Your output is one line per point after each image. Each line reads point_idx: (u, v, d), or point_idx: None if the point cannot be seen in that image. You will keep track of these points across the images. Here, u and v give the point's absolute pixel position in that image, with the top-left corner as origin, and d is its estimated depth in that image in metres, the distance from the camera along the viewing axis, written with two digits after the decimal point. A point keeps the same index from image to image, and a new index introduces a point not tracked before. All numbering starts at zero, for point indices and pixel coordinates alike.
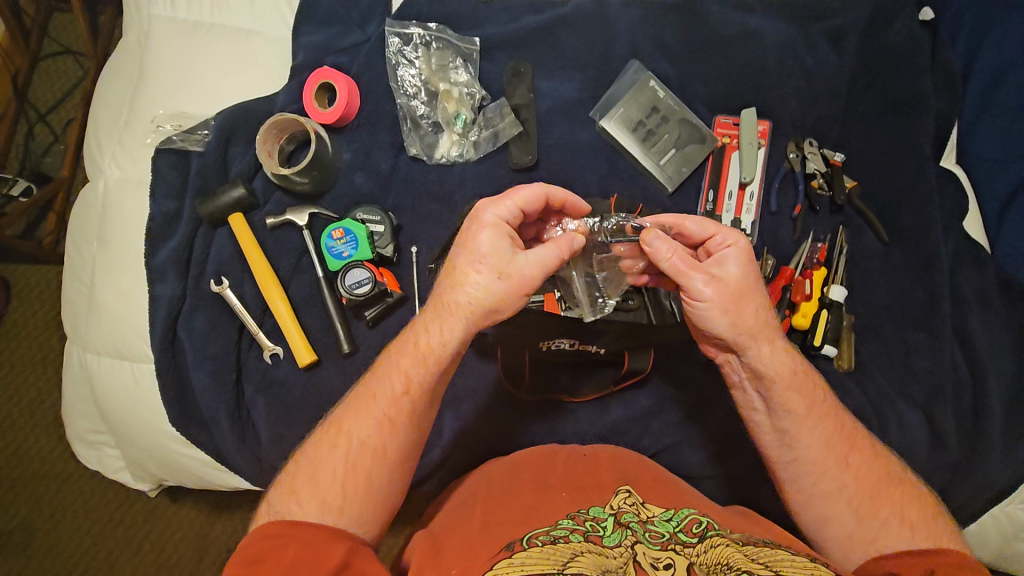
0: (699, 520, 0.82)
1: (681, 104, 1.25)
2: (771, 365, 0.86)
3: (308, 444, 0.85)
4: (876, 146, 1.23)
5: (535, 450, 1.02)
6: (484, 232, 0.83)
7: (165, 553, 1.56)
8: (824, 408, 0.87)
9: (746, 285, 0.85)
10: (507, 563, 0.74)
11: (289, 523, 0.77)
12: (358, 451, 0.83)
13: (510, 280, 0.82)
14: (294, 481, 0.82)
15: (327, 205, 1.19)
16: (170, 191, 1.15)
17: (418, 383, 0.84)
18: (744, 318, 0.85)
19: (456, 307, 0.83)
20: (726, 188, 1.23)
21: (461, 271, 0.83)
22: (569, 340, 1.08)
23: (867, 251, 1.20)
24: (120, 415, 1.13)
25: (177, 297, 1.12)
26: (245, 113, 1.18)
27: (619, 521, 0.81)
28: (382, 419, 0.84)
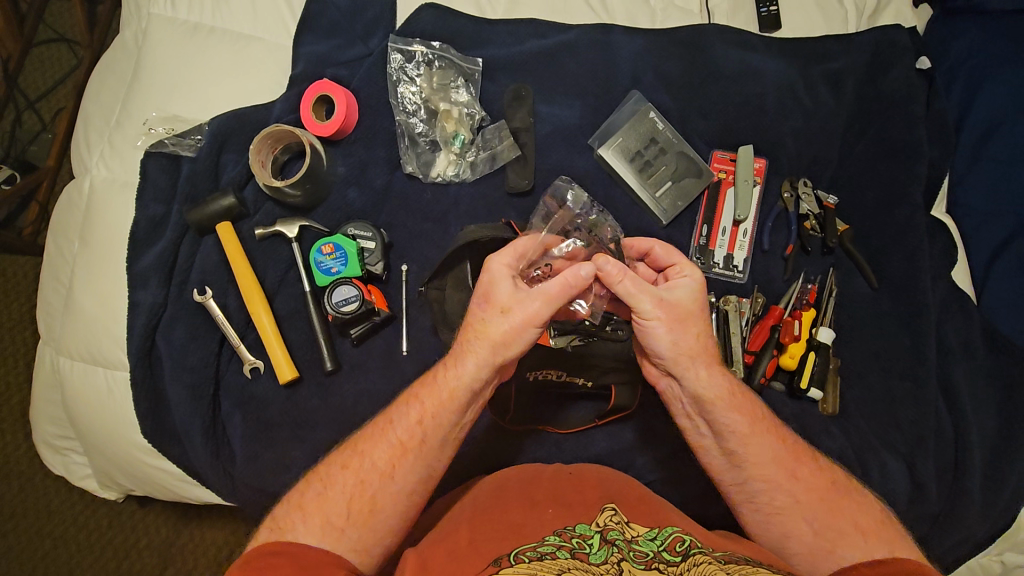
0: (683, 538, 0.80)
1: (679, 136, 1.26)
2: (709, 389, 0.87)
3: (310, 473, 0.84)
4: (870, 191, 1.24)
5: (525, 468, 0.99)
6: (492, 275, 0.85)
7: (127, 562, 1.51)
8: (765, 424, 0.88)
9: (690, 312, 0.86)
10: None
11: (287, 543, 0.76)
12: (371, 473, 0.81)
13: (517, 315, 0.82)
14: (303, 497, 0.82)
15: (318, 218, 1.17)
16: (159, 195, 1.14)
17: (435, 418, 0.83)
18: (688, 338, 0.86)
19: (470, 345, 0.83)
20: (720, 224, 1.24)
21: (476, 315, 0.84)
22: (557, 370, 1.08)
23: (856, 294, 1.20)
24: (89, 422, 1.10)
25: (159, 304, 1.10)
26: (241, 120, 1.16)
27: (605, 538, 0.79)
28: (397, 446, 0.82)
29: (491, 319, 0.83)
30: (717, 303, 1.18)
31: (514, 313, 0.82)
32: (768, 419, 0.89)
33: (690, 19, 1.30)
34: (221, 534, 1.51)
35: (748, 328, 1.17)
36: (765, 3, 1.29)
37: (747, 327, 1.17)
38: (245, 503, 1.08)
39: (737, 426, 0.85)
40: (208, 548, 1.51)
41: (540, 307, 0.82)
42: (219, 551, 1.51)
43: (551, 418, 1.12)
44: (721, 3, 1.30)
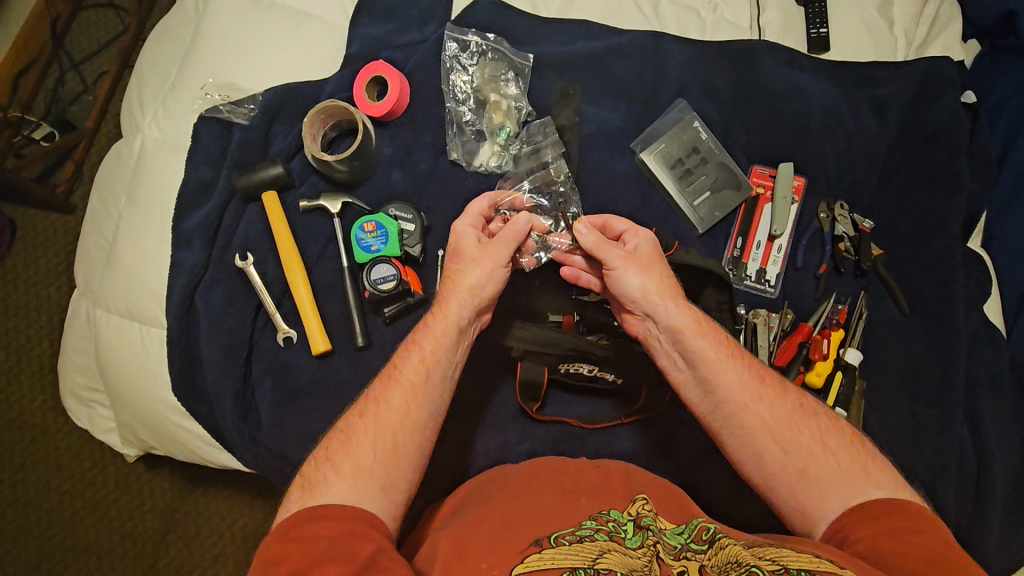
0: (708, 526, 0.83)
1: (721, 148, 1.27)
2: (676, 319, 0.90)
3: (328, 437, 0.85)
4: (907, 219, 1.25)
5: (546, 459, 1.01)
6: (460, 233, 0.96)
7: (131, 522, 1.53)
8: (728, 348, 0.91)
9: (648, 255, 0.94)
10: (538, 558, 0.75)
11: (315, 509, 0.75)
12: (386, 415, 0.84)
13: (487, 259, 0.92)
14: (329, 452, 0.83)
15: (361, 196, 1.19)
16: (209, 159, 1.15)
17: (432, 351, 0.89)
18: (648, 274, 0.92)
19: (455, 291, 0.91)
20: (756, 237, 1.25)
21: (452, 271, 0.93)
22: (588, 365, 1.07)
23: (887, 319, 1.20)
24: (119, 375, 1.12)
25: (200, 266, 1.11)
26: (295, 94, 1.18)
27: (639, 524, 0.82)
28: (406, 387, 0.86)
29: (466, 268, 0.92)
30: (747, 315, 1.20)
31: (485, 259, 0.92)
32: (729, 343, 0.92)
33: (741, 34, 1.31)
34: (226, 503, 1.52)
35: (776, 343, 1.18)
36: (817, 24, 1.30)
37: (774, 342, 1.18)
38: (267, 469, 1.09)
39: (703, 351, 0.88)
40: (211, 515, 1.52)
41: (507, 250, 0.93)
42: (223, 520, 1.52)
43: (578, 413, 1.12)
44: (772, 20, 1.32)
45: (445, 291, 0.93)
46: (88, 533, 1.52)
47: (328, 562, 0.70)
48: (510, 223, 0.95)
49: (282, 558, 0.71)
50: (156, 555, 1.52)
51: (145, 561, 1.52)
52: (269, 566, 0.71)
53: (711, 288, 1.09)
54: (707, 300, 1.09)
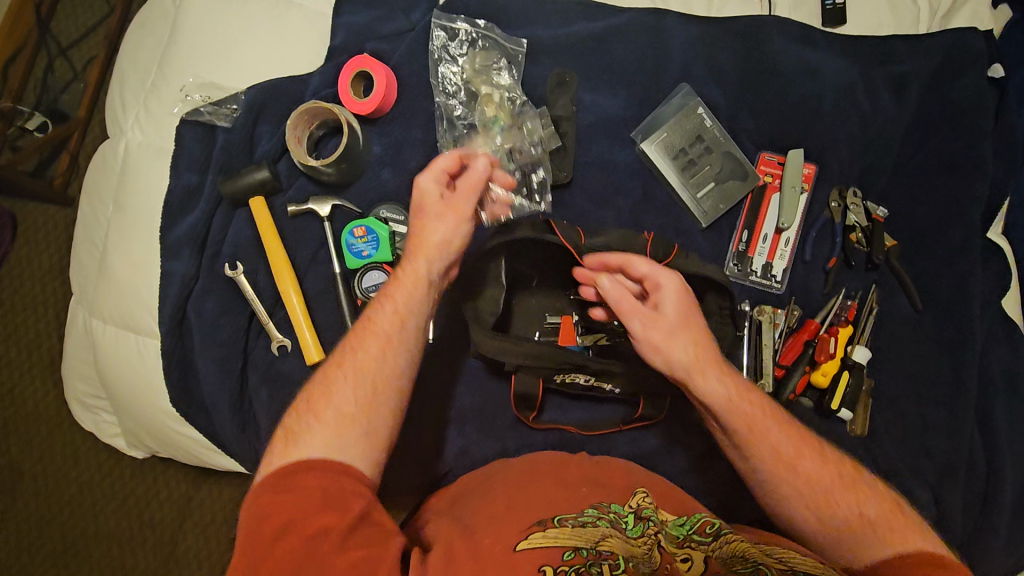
0: (712, 521, 0.84)
1: (727, 135, 1.21)
2: (717, 396, 0.85)
3: (303, 390, 0.83)
4: (924, 208, 1.19)
5: (544, 451, 1.00)
6: (422, 192, 0.89)
7: (149, 512, 1.57)
8: (765, 412, 0.86)
9: (681, 319, 0.86)
10: (542, 534, 0.77)
11: (318, 460, 0.74)
12: (363, 363, 0.82)
13: (454, 213, 0.88)
14: (308, 402, 0.80)
15: (351, 197, 1.15)
16: (193, 164, 1.11)
17: (405, 299, 0.85)
18: (675, 340, 0.86)
19: (427, 244, 0.88)
20: (762, 230, 1.19)
21: (417, 230, 0.89)
22: (586, 375, 1.04)
23: (898, 314, 1.16)
24: (120, 384, 1.12)
25: (190, 276, 1.08)
26: (277, 91, 1.13)
27: (640, 515, 0.83)
28: (382, 336, 0.83)
29: (431, 225, 0.88)
30: (752, 312, 1.15)
31: (449, 215, 0.88)
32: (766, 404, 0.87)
33: (750, 9, 1.23)
34: (236, 494, 1.56)
35: (781, 340, 1.14)
36: None
37: (780, 339, 1.14)
38: None
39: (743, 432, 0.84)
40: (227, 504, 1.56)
41: (466, 202, 0.89)
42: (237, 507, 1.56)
43: (576, 419, 1.10)
44: None
45: (411, 249, 0.89)
46: (109, 521, 1.57)
47: (322, 514, 0.71)
48: (471, 171, 0.90)
49: (277, 504, 0.72)
50: (175, 542, 1.56)
51: (165, 549, 1.57)
52: (260, 520, 0.72)
53: (712, 294, 1.04)
54: (708, 305, 1.05)
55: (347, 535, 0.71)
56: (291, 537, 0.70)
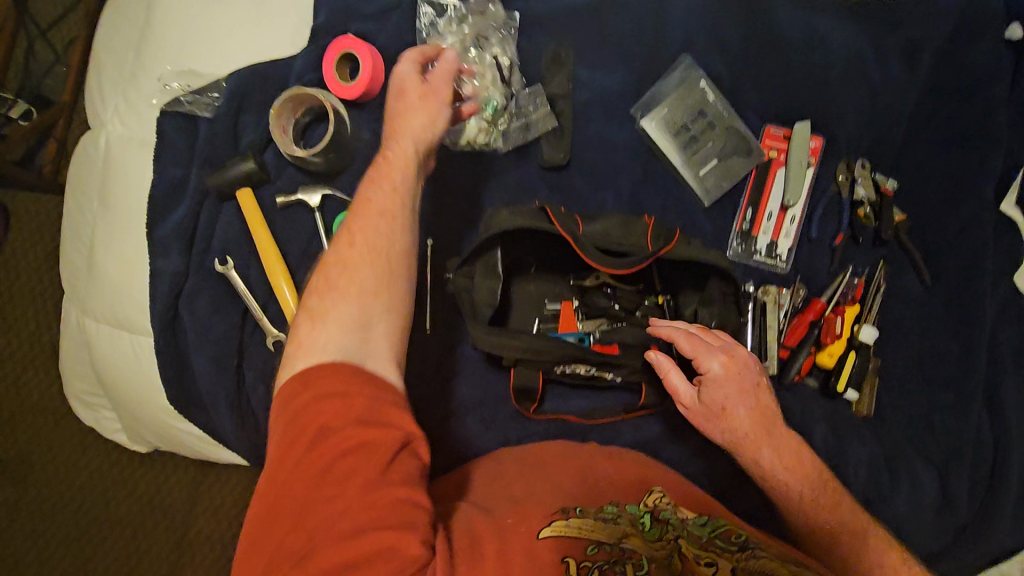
0: (738, 532, 0.76)
1: (731, 109, 1.16)
2: (767, 468, 0.89)
3: (309, 294, 0.78)
4: (934, 181, 1.15)
5: (549, 444, 0.96)
6: (400, 77, 0.90)
7: (157, 511, 1.57)
8: (802, 467, 0.88)
9: (730, 399, 0.90)
10: (563, 524, 0.71)
11: (342, 364, 0.69)
12: (367, 251, 0.79)
13: (433, 97, 0.89)
14: (314, 301, 0.76)
15: (343, 186, 1.11)
16: (176, 157, 1.08)
17: (399, 180, 0.84)
18: (733, 412, 0.90)
19: (407, 125, 0.87)
20: (767, 208, 1.16)
21: (396, 118, 0.88)
22: (587, 365, 1.02)
23: (905, 292, 1.13)
24: (119, 383, 1.11)
25: (180, 273, 1.05)
26: (260, 77, 1.09)
27: (658, 517, 0.76)
28: (380, 218, 0.81)
29: (411, 109, 0.88)
30: (756, 293, 1.11)
31: (430, 99, 0.89)
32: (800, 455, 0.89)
33: None
34: (244, 481, 1.58)
35: (786, 321, 1.11)
36: None
37: (785, 320, 1.11)
38: None
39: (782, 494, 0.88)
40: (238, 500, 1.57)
41: (445, 85, 0.90)
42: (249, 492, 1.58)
43: (577, 408, 1.08)
44: None
45: (390, 137, 0.88)
46: (118, 522, 1.57)
47: (361, 427, 0.65)
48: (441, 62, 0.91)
49: (309, 410, 0.66)
50: (186, 543, 1.57)
51: (174, 552, 1.56)
52: (291, 432, 0.66)
53: (715, 280, 1.02)
54: (711, 290, 1.04)
55: (384, 461, 0.64)
56: (321, 453, 0.64)
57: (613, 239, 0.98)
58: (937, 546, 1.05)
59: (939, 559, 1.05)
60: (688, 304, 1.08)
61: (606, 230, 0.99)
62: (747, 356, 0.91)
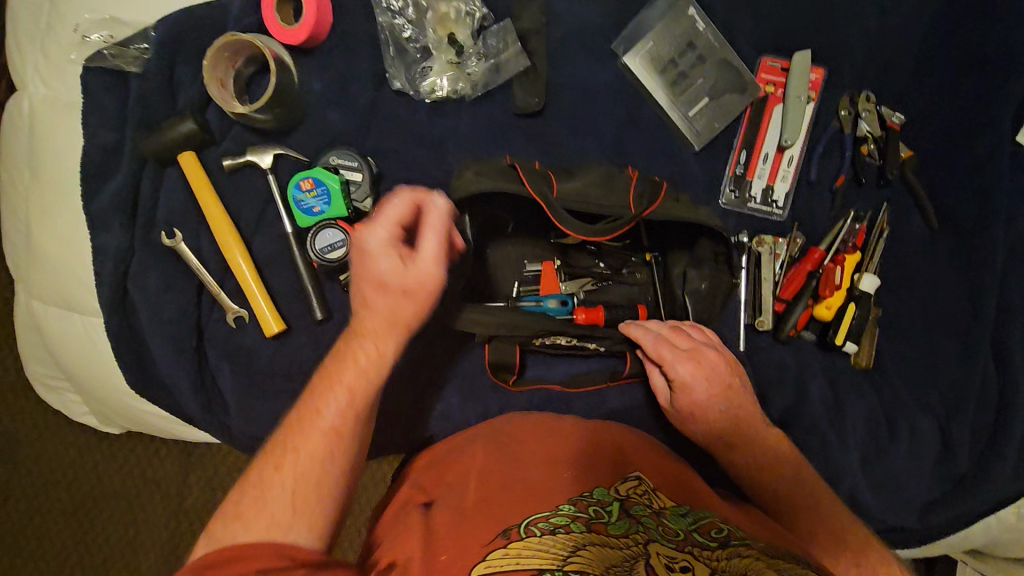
0: (719, 526, 0.68)
1: (723, 40, 1.05)
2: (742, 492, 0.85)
3: (256, 459, 0.72)
4: (946, 111, 1.04)
5: (527, 417, 0.91)
6: (371, 254, 0.71)
7: (138, 497, 1.36)
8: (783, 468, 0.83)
9: (700, 404, 0.85)
10: (503, 553, 0.63)
11: (257, 550, 0.63)
12: (309, 464, 0.70)
13: (410, 296, 0.72)
14: (238, 501, 0.68)
15: (295, 144, 1.01)
16: (107, 119, 0.96)
17: (363, 383, 0.74)
18: (706, 415, 0.85)
19: (375, 305, 0.73)
20: (762, 149, 1.06)
21: (367, 286, 0.73)
22: (569, 337, 0.94)
23: (909, 235, 1.06)
24: (76, 367, 1.04)
25: (125, 249, 0.97)
26: (195, 24, 0.97)
27: (625, 510, 0.69)
28: (340, 409, 0.73)
29: (381, 295, 0.73)
30: (751, 244, 1.04)
31: (408, 302, 0.73)
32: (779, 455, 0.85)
33: None
34: None
35: (782, 272, 1.04)
36: None
37: (781, 271, 1.04)
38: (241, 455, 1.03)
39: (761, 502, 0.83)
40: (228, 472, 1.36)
41: (431, 269, 0.72)
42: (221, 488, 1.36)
43: (562, 374, 1.03)
44: None
45: (360, 300, 0.74)
46: (74, 514, 1.36)
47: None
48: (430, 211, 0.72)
49: None
50: (178, 525, 1.36)
51: (166, 538, 1.37)
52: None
53: (705, 240, 0.95)
54: (702, 251, 0.96)
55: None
56: None
57: (594, 202, 0.87)
58: (935, 498, 1.01)
59: (939, 512, 1.01)
60: (680, 266, 1.00)
61: (584, 189, 0.89)
62: (717, 359, 0.86)
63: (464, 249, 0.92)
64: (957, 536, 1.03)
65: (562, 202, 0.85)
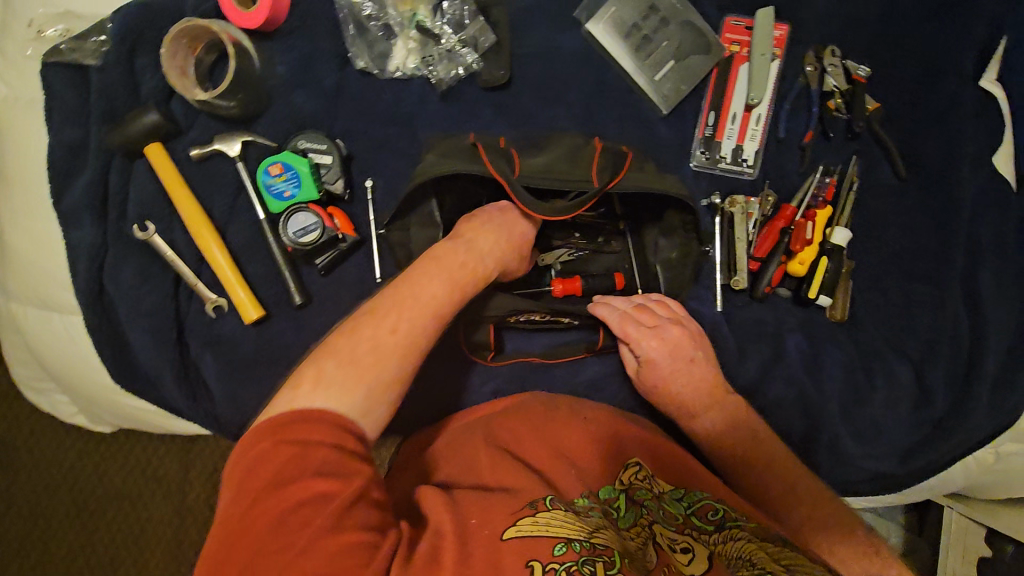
0: (715, 505, 0.74)
1: (685, 3, 1.06)
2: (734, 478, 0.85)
3: (358, 318, 0.74)
4: (910, 61, 1.05)
5: (527, 394, 0.92)
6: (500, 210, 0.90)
7: (141, 495, 1.37)
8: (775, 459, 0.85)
9: (665, 374, 0.90)
10: (532, 522, 0.66)
11: (325, 415, 0.62)
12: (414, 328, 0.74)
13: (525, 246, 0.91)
14: (339, 350, 0.69)
15: (262, 130, 1.00)
16: (69, 114, 0.96)
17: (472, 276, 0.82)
18: (671, 387, 0.90)
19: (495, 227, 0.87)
20: (730, 110, 1.06)
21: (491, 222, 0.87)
22: (540, 314, 0.96)
23: (880, 186, 1.07)
24: (61, 367, 1.05)
25: (98, 244, 0.96)
26: (153, 14, 0.96)
27: (631, 497, 0.75)
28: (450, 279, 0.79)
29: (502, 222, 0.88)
30: (723, 205, 1.05)
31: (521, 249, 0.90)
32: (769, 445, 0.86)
33: None
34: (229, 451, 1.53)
35: (755, 231, 1.05)
36: None
37: (755, 230, 1.05)
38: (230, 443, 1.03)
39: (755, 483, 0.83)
40: (229, 464, 1.36)
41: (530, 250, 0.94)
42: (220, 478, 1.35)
43: (541, 346, 1.03)
44: None
45: (478, 230, 0.86)
46: (78, 517, 1.36)
47: (320, 478, 0.57)
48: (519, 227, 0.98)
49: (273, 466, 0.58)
50: (183, 519, 1.36)
51: (171, 534, 1.36)
52: (241, 478, 0.58)
53: (672, 209, 0.96)
54: (669, 221, 0.97)
55: (344, 507, 0.57)
56: (278, 498, 0.56)
57: (556, 175, 0.86)
58: (916, 444, 1.03)
59: (919, 457, 1.02)
60: (654, 236, 1.01)
61: (547, 164, 0.88)
62: (679, 333, 0.91)
63: (433, 231, 0.92)
64: (941, 480, 1.05)
65: (524, 180, 0.85)
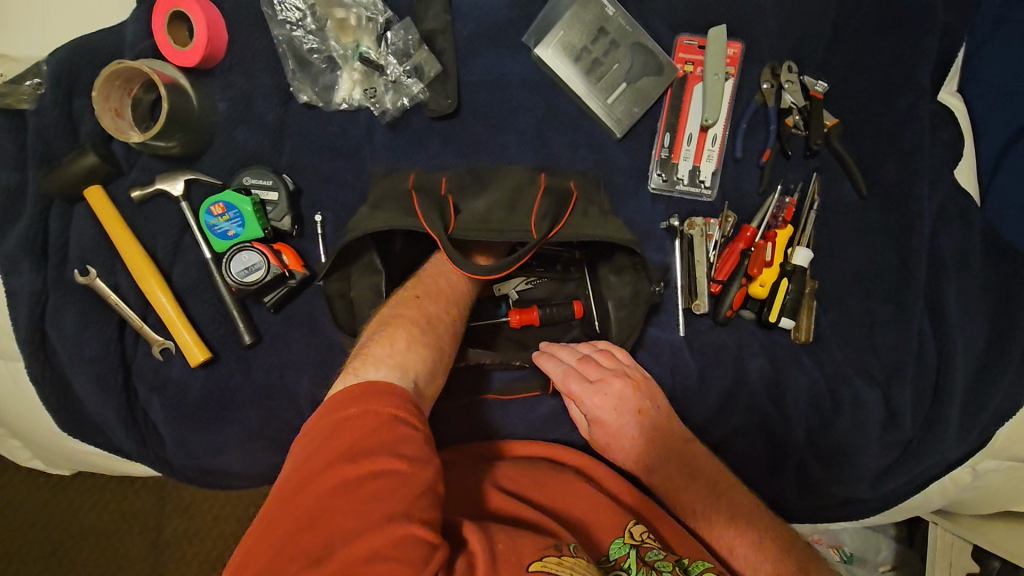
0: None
1: (635, 23, 1.04)
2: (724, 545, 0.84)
3: (387, 318, 0.80)
4: (865, 75, 1.03)
5: (531, 458, 0.95)
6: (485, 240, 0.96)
7: (114, 536, 1.32)
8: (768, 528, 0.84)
9: (614, 428, 0.90)
10: (552, 561, 0.65)
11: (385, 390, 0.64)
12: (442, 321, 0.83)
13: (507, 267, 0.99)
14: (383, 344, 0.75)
15: (207, 168, 0.99)
16: (5, 160, 0.94)
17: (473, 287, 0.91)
18: (624, 441, 0.90)
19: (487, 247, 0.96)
20: (686, 131, 1.04)
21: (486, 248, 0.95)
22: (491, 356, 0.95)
23: (840, 204, 1.04)
24: (8, 416, 1.02)
25: (38, 291, 0.94)
26: (89, 55, 0.95)
27: (642, 557, 0.75)
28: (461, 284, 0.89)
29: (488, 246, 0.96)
30: (681, 228, 1.02)
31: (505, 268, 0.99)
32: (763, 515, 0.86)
33: None
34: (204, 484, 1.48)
35: (715, 253, 1.02)
36: None
37: (714, 253, 1.02)
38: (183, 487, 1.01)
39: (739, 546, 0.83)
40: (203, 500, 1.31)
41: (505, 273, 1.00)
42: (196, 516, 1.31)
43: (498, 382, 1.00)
44: None
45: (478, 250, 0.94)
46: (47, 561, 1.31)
47: (393, 456, 0.58)
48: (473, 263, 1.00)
49: (342, 432, 0.59)
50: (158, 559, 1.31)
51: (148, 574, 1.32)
52: (326, 437, 0.59)
53: (620, 251, 0.93)
54: (619, 260, 0.94)
55: (418, 493, 0.57)
56: (343, 470, 0.56)
57: (492, 226, 0.85)
58: (886, 467, 1.00)
59: (889, 480, 0.99)
60: (608, 271, 0.96)
61: (486, 211, 0.87)
62: (624, 388, 0.89)
63: (376, 277, 0.91)
64: (914, 502, 1.02)
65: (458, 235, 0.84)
